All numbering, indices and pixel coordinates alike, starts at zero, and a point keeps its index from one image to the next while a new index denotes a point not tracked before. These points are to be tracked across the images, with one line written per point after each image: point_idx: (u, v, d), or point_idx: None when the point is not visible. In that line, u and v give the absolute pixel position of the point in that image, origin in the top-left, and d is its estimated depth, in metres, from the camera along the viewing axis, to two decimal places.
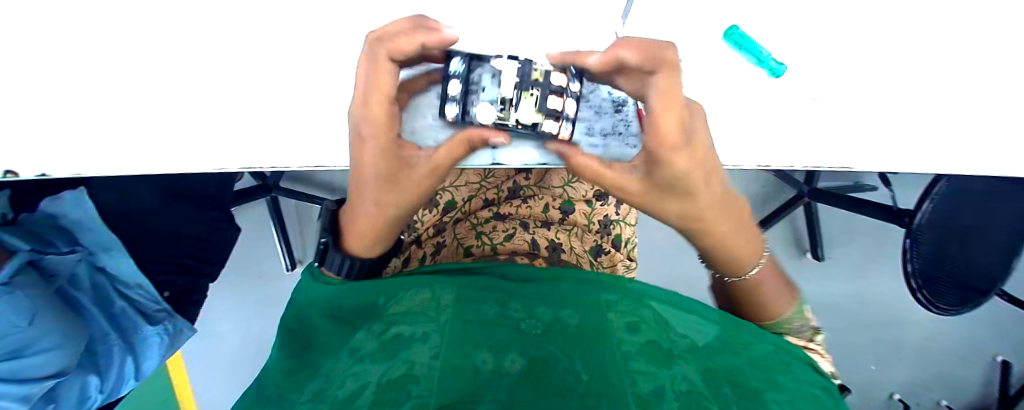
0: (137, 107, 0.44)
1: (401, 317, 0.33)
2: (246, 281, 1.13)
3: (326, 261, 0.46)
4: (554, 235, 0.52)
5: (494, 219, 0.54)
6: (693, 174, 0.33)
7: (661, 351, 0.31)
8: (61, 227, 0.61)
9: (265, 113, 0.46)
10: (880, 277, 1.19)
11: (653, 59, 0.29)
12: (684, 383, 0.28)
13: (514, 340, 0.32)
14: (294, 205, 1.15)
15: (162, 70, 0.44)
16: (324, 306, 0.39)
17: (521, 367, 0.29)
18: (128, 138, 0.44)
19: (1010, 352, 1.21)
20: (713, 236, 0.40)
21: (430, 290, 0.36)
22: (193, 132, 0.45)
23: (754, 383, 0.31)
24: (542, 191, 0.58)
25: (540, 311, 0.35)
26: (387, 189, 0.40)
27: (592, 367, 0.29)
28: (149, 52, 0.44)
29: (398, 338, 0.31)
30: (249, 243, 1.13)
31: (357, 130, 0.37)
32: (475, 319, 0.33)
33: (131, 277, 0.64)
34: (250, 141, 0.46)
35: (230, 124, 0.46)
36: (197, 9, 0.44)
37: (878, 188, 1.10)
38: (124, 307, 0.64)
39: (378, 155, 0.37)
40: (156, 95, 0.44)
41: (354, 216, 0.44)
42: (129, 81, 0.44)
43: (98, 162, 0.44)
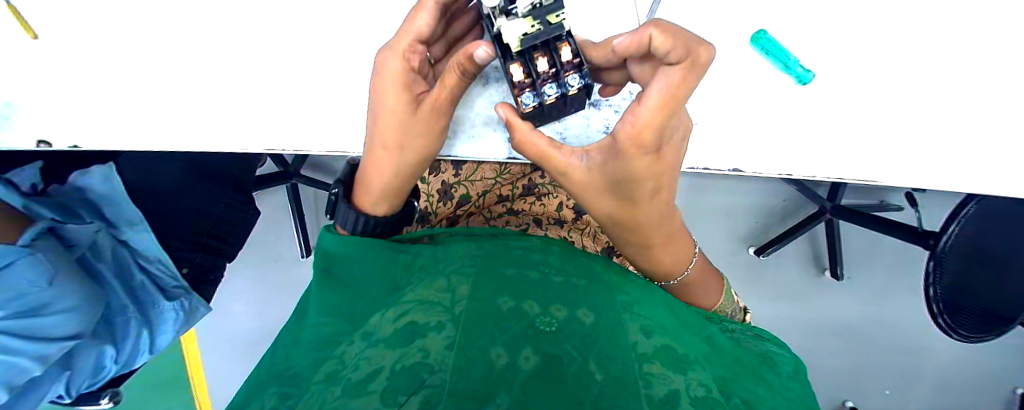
0: (177, 83, 0.45)
1: (415, 306, 0.33)
2: (260, 264, 1.15)
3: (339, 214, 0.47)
4: (566, 233, 0.52)
5: (507, 214, 0.55)
6: (651, 181, 0.35)
7: (676, 356, 0.31)
8: (88, 199, 0.63)
9: (296, 97, 0.47)
10: (897, 298, 1.15)
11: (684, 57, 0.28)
12: (698, 388, 0.28)
13: (528, 336, 0.30)
14: (312, 193, 1.17)
15: (201, 48, 0.45)
16: (339, 287, 0.40)
17: (535, 366, 0.27)
18: (165, 112, 0.46)
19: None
20: (647, 242, 0.42)
21: (445, 280, 0.36)
22: (228, 110, 0.47)
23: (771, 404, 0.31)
24: (557, 189, 0.57)
25: (556, 309, 0.33)
26: (391, 134, 0.40)
27: (605, 368, 0.28)
28: (189, 29, 0.44)
29: (413, 326, 0.30)
30: (266, 227, 1.15)
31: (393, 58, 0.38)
32: (490, 312, 0.32)
33: (151, 252, 0.65)
34: (282, 122, 0.48)
35: (263, 105, 0.47)
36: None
37: (904, 209, 1.07)
38: (142, 281, 0.65)
39: (394, 88, 0.38)
40: (194, 72, 0.45)
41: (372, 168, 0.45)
42: (160, 58, 0.45)
43: (135, 134, 0.46)
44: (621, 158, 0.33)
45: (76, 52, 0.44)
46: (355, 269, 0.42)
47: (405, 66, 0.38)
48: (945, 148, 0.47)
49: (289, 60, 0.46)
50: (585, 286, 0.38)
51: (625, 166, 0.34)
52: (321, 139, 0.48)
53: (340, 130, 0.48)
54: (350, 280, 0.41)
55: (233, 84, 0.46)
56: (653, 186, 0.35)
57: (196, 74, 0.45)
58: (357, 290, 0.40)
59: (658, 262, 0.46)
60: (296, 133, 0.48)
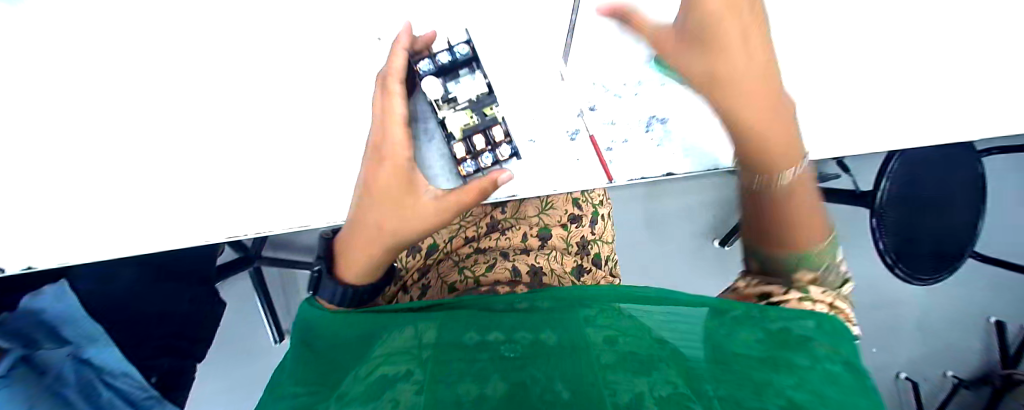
0: (126, 193, 0.46)
1: (383, 360, 0.34)
2: (234, 362, 1.09)
3: (321, 287, 0.47)
4: (534, 260, 0.55)
5: (475, 253, 0.56)
6: (738, 36, 0.43)
7: (640, 361, 0.33)
8: (41, 321, 0.59)
9: (245, 181, 0.48)
10: (861, 260, 1.21)
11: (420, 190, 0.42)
12: (665, 387, 0.30)
13: (496, 368, 0.34)
14: (278, 273, 1.14)
15: (148, 155, 0.47)
16: (303, 354, 0.39)
17: (502, 391, 0.31)
18: (117, 222, 0.46)
19: (1009, 314, 1.21)
20: (766, 109, 0.43)
21: (411, 328, 0.39)
22: (178, 208, 0.47)
23: (763, 375, 0.32)
24: (518, 221, 0.60)
25: (521, 336, 0.38)
26: (385, 216, 0.41)
27: (570, 385, 0.31)
28: (135, 141, 0.46)
29: (383, 379, 0.32)
30: (236, 318, 1.10)
31: (381, 150, 0.41)
32: (457, 352, 0.36)
33: (115, 366, 0.62)
34: (232, 209, 0.48)
35: (212, 195, 0.48)
36: (179, 94, 0.47)
37: (841, 177, 1.15)
38: (109, 397, 0.63)
39: (390, 174, 0.41)
40: (143, 179, 0.46)
41: (344, 254, 0.45)
42: (109, 169, 0.46)
43: (87, 251, 0.46)
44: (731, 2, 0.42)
45: (17, 179, 0.44)
46: (322, 337, 0.41)
47: (403, 156, 0.41)
48: (839, 117, 0.54)
49: (238, 146, 0.48)
50: (551, 309, 0.40)
51: (729, 32, 0.42)
52: (276, 218, 0.48)
53: (295, 204, 0.49)
54: (318, 344, 0.40)
55: (183, 180, 0.47)
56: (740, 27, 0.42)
57: (145, 177, 0.46)
58: (337, 351, 0.39)
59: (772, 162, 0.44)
60: (250, 216, 0.48)
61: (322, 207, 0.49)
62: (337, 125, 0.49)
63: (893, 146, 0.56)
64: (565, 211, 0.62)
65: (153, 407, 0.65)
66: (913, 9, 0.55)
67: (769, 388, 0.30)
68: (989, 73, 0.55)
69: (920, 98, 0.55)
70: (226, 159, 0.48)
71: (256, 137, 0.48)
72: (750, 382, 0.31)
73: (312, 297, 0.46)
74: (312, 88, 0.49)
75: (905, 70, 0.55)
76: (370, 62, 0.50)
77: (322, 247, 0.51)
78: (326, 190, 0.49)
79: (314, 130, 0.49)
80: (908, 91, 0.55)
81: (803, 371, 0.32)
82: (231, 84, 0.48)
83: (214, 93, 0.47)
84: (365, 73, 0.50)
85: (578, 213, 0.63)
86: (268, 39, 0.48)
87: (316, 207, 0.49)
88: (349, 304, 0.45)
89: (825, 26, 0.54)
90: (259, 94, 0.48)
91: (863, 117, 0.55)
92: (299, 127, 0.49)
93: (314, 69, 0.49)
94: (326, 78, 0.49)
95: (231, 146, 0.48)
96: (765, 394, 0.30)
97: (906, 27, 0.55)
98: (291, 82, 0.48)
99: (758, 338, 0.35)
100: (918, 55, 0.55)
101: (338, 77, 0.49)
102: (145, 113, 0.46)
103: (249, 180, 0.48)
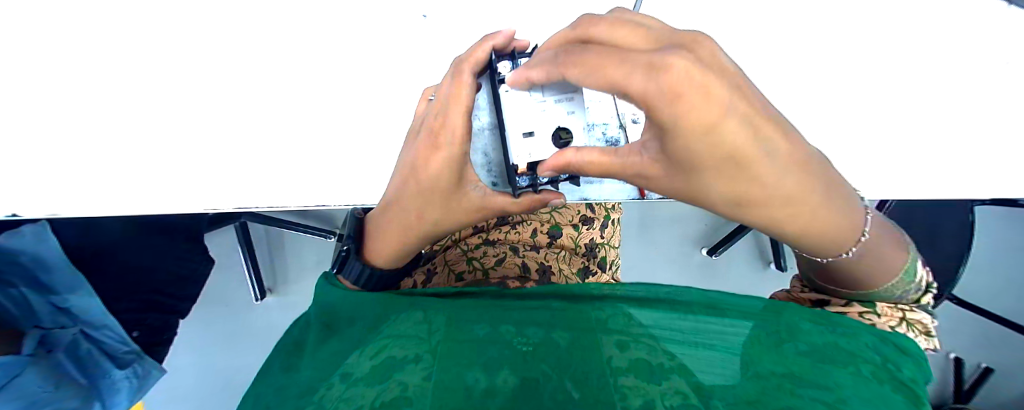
0: (124, 147, 0.44)
1: (392, 341, 0.35)
2: (217, 317, 1.08)
3: (343, 267, 0.46)
4: (544, 258, 0.56)
5: (483, 245, 0.56)
6: (716, 125, 0.21)
7: (651, 368, 0.35)
8: (19, 263, 0.55)
9: (257, 151, 0.47)
10: None
11: (615, 57, 0.23)
12: (675, 396, 0.33)
13: (508, 360, 0.35)
14: (264, 230, 1.12)
15: (151, 111, 0.45)
16: (322, 327, 0.39)
17: (513, 386, 0.32)
18: (109, 177, 0.44)
19: (965, 352, 1.21)
20: (754, 142, 0.23)
21: (421, 313, 0.39)
22: (180, 169, 0.45)
23: (784, 391, 0.33)
24: (531, 216, 0.59)
25: (532, 332, 0.38)
26: (422, 202, 0.35)
27: (580, 387, 0.33)
28: (136, 94, 0.44)
29: (391, 360, 0.33)
30: (222, 273, 1.09)
31: (432, 125, 0.31)
32: (470, 339, 0.36)
33: (96, 318, 0.60)
34: (240, 177, 0.47)
35: (219, 160, 0.46)
36: (191, 52, 0.45)
37: None
38: (90, 350, 0.61)
39: (444, 156, 0.31)
40: (143, 134, 0.44)
41: (376, 232, 0.44)
42: (100, 123, 0.43)
43: (74, 202, 0.43)
44: (673, 83, 0.20)
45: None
46: (337, 310, 0.41)
47: (459, 147, 0.31)
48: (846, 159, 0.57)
49: (260, 111, 0.47)
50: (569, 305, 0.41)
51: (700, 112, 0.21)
52: (286, 193, 0.49)
53: (313, 177, 0.49)
54: (334, 319, 0.40)
55: (195, 137, 0.46)
56: (737, 147, 0.22)
57: (154, 128, 0.45)
58: (347, 328, 0.39)
59: (824, 246, 0.35)
60: (265, 183, 0.48)
61: (339, 186, 0.50)
62: (363, 105, 0.50)
63: (895, 193, 0.57)
64: (577, 211, 0.63)
65: (133, 362, 0.64)
66: (924, 61, 0.57)
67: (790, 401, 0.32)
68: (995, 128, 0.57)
69: (922, 147, 0.57)
70: (237, 125, 0.47)
71: (272, 107, 0.47)
72: (769, 395, 0.33)
73: (334, 275, 0.45)
74: (339, 66, 0.49)
75: (907, 117, 0.57)
76: (397, 49, 0.50)
77: (351, 225, 0.48)
78: (346, 169, 0.50)
79: (333, 109, 0.49)
80: (907, 141, 0.57)
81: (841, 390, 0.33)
82: (250, 49, 0.47)
83: (230, 56, 0.46)
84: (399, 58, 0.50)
85: (589, 214, 0.64)
86: (301, 5, 0.47)
87: (333, 184, 0.50)
88: (372, 288, 0.44)
89: (836, 63, 0.57)
90: (279, 64, 0.47)
91: (867, 162, 0.57)
92: (318, 103, 0.49)
93: (340, 48, 0.49)
94: (351, 60, 0.49)
95: (245, 112, 0.47)
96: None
97: (915, 76, 0.57)
98: (317, 56, 0.48)
99: (801, 352, 0.37)
100: (924, 107, 0.57)
101: (366, 62, 0.50)
102: (157, 78, 0.45)
103: (267, 148, 0.48)
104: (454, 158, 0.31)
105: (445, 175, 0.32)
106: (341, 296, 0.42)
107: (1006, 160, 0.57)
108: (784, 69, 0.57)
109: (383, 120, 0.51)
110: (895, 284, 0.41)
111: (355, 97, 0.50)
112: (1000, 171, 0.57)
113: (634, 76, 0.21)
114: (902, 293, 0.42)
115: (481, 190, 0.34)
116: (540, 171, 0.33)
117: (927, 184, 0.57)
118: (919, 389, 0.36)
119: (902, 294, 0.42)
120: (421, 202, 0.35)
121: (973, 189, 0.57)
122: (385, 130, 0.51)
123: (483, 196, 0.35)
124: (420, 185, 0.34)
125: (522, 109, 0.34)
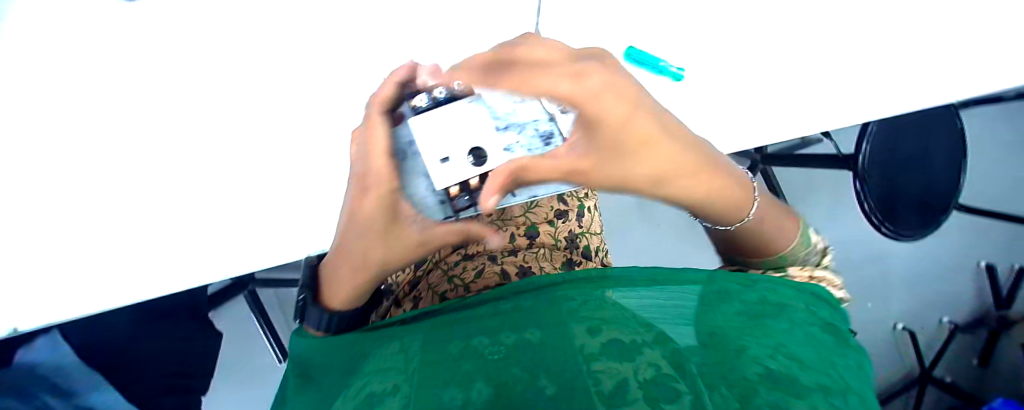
0: (129, 246, 0.52)
1: (371, 378, 0.37)
2: (246, 384, 1.11)
3: (305, 316, 0.48)
4: (522, 259, 0.57)
5: (463, 260, 0.58)
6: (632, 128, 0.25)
7: (621, 348, 0.36)
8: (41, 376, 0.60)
9: (237, 223, 0.54)
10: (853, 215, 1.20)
11: (535, 69, 0.25)
12: (650, 369, 0.33)
13: (482, 371, 0.36)
14: (273, 292, 1.14)
15: (143, 213, 0.52)
16: (304, 381, 0.41)
17: (488, 394, 0.33)
18: (121, 274, 0.52)
19: (995, 257, 1.18)
20: (658, 129, 0.27)
21: (400, 344, 0.41)
22: (178, 254, 0.53)
23: (741, 341, 0.36)
24: (505, 223, 0.62)
25: (504, 337, 0.40)
26: (365, 247, 0.36)
27: (553, 380, 0.34)
28: (123, 203, 0.52)
29: (370, 396, 0.35)
30: (237, 343, 1.11)
31: (358, 172, 0.33)
32: (446, 360, 0.38)
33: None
34: (228, 249, 0.54)
35: (207, 240, 0.53)
36: (167, 158, 0.53)
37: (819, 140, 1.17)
38: None
39: (367, 205, 0.33)
40: (142, 234, 0.52)
41: (332, 280, 0.47)
42: (104, 233, 0.51)
43: (98, 298, 0.51)
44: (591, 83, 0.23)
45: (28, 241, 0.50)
46: (312, 360, 0.43)
47: (385, 185, 0.33)
48: (757, 111, 0.63)
49: (234, 196, 0.54)
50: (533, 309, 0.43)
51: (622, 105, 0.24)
52: (269, 254, 0.55)
53: (296, 232, 0.55)
54: (314, 370, 0.42)
55: (191, 221, 0.53)
56: (646, 135, 0.26)
57: (157, 222, 0.52)
58: (330, 370, 0.41)
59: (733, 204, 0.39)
60: (257, 244, 0.55)
61: (313, 237, 0.55)
62: (318, 157, 0.56)
63: (807, 127, 0.64)
64: (550, 207, 0.65)
65: None
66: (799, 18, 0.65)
67: (747, 354, 0.34)
68: (871, 58, 0.65)
69: (817, 87, 0.64)
70: (217, 206, 0.54)
71: (241, 185, 0.54)
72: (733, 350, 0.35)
73: (300, 327, 0.47)
74: (287, 136, 0.56)
75: (800, 66, 0.65)
76: (340, 111, 0.57)
77: (308, 273, 0.51)
78: (326, 221, 0.56)
79: (294, 174, 0.56)
80: (805, 80, 0.64)
81: (781, 336, 0.37)
82: (214, 143, 0.55)
83: (200, 153, 0.54)
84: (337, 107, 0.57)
85: (563, 208, 0.66)
86: (255, 89, 0.56)
87: (307, 238, 0.55)
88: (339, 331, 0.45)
89: (728, 31, 0.64)
90: (239, 148, 0.55)
91: (775, 110, 0.63)
92: (280, 173, 0.55)
93: (286, 122, 0.56)
94: (299, 128, 0.56)
95: (222, 193, 0.54)
96: (745, 361, 0.33)
97: (796, 30, 0.65)
98: (269, 134, 0.56)
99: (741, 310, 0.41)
100: (809, 55, 0.65)
101: (308, 126, 0.56)
102: (145, 186, 0.53)
103: (254, 214, 0.54)
104: (385, 197, 0.33)
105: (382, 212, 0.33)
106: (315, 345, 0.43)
107: (889, 82, 0.65)
108: (688, 46, 0.64)
109: (339, 162, 0.56)
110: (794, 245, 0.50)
111: (311, 159, 0.56)
112: (887, 91, 0.65)
113: (562, 85, 0.23)
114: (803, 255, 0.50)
115: (418, 224, 0.36)
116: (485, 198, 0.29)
117: (834, 116, 0.64)
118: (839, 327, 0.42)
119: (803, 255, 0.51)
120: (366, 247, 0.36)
121: (871, 113, 0.64)
122: (341, 180, 0.56)
123: (425, 230, 0.36)
124: (359, 229, 0.35)
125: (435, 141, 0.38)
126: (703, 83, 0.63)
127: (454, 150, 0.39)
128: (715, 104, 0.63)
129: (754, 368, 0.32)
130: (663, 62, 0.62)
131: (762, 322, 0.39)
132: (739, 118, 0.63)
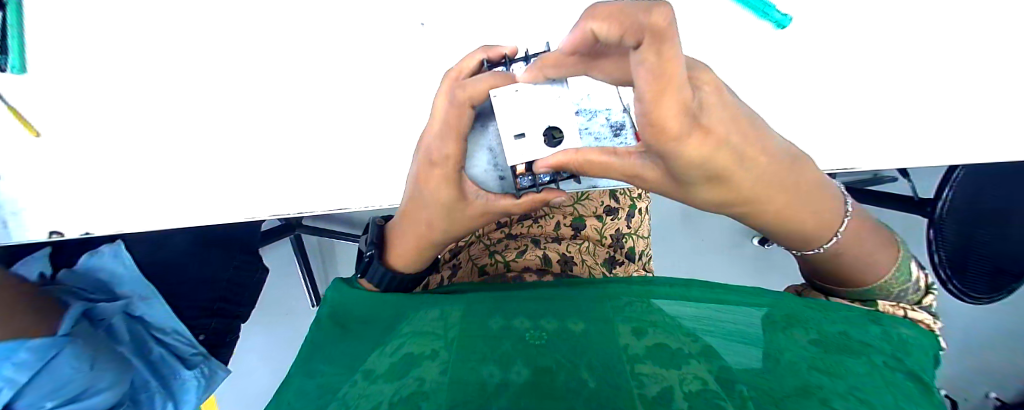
0: (191, 171, 0.52)
1: (410, 341, 0.40)
2: (275, 320, 1.16)
3: (366, 272, 0.52)
4: (565, 249, 0.56)
5: (506, 238, 0.58)
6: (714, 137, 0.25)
7: (669, 353, 0.36)
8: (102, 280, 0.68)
9: (295, 166, 0.54)
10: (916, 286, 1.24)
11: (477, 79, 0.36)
12: (695, 381, 0.32)
13: (519, 354, 0.38)
14: (316, 241, 1.18)
15: (210, 140, 0.52)
16: (342, 334, 0.44)
17: (526, 376, 0.35)
18: (178, 196, 0.53)
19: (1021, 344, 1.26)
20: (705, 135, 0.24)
21: (438, 312, 0.44)
22: (237, 186, 0.53)
23: (813, 375, 0.34)
24: (553, 210, 0.61)
25: (546, 323, 0.42)
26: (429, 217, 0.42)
27: (597, 376, 0.34)
28: (193, 128, 0.52)
29: (409, 356, 0.38)
30: (276, 282, 1.17)
31: (431, 155, 0.39)
32: (484, 334, 0.41)
33: (166, 324, 0.69)
34: (284, 190, 0.54)
35: (265, 177, 0.54)
36: (234, 88, 0.52)
37: (897, 180, 1.19)
38: (161, 353, 0.68)
39: (438, 185, 0.40)
40: (205, 160, 0.52)
41: (396, 241, 0.50)
42: (170, 155, 0.52)
43: (158, 216, 0.53)
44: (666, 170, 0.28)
45: (93, 156, 0.51)
46: (356, 315, 0.46)
47: (452, 166, 0.39)
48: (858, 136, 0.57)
49: (296, 136, 0.53)
50: (572, 296, 0.45)
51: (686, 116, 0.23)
52: (325, 206, 0.55)
53: (354, 191, 0.55)
54: (359, 323, 0.45)
55: (247, 163, 0.53)
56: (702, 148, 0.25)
57: (220, 160, 0.53)
58: (375, 325, 0.45)
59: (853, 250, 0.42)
60: (313, 198, 0.55)
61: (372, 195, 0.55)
62: (382, 111, 0.54)
63: (888, 160, 0.58)
64: (601, 202, 0.63)
65: (200, 364, 0.71)
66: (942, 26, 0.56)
67: (807, 388, 0.32)
68: (997, 90, 0.57)
69: (924, 118, 0.57)
70: (280, 145, 0.53)
71: (305, 126, 0.53)
72: (793, 384, 0.33)
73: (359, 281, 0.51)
74: (356, 79, 0.53)
75: (920, 81, 0.56)
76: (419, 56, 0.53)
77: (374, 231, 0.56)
78: (382, 182, 0.55)
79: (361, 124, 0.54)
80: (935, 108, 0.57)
81: (851, 374, 0.34)
82: (285, 80, 0.52)
83: (269, 87, 0.52)
84: (413, 74, 0.53)
85: (614, 205, 0.64)
86: (309, 14, 0.51)
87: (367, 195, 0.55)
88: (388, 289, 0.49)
89: (863, 26, 0.56)
90: (308, 87, 0.52)
91: (874, 137, 0.57)
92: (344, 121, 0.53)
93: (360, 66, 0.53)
94: (372, 76, 0.53)
95: (285, 131, 0.53)
96: (806, 393, 0.32)
97: (933, 41, 0.56)
98: (338, 74, 0.53)
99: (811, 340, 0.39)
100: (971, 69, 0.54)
101: (379, 73, 0.53)
102: (208, 114, 0.52)
103: (311, 167, 0.54)
104: (448, 173, 0.39)
105: (441, 185, 0.40)
106: (362, 304, 0.47)
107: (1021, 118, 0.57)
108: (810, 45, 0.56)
109: (404, 126, 0.54)
110: (890, 281, 0.44)
111: (379, 110, 0.54)
112: (1010, 136, 0.57)
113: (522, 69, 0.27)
114: (899, 292, 0.45)
115: (483, 197, 0.41)
116: (537, 167, 0.37)
117: (936, 154, 0.58)
118: (926, 378, 0.37)
119: (902, 291, 0.45)
120: (432, 215, 0.43)
121: (978, 158, 0.57)
122: (401, 139, 0.55)
123: (485, 202, 0.41)
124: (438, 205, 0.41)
125: (513, 115, 0.39)
126: (805, 100, 0.57)
127: (531, 127, 0.39)
128: (817, 119, 0.57)
129: (810, 395, 0.31)
130: (768, 62, 0.57)
131: (835, 356, 0.37)
132: (848, 127, 0.57)
